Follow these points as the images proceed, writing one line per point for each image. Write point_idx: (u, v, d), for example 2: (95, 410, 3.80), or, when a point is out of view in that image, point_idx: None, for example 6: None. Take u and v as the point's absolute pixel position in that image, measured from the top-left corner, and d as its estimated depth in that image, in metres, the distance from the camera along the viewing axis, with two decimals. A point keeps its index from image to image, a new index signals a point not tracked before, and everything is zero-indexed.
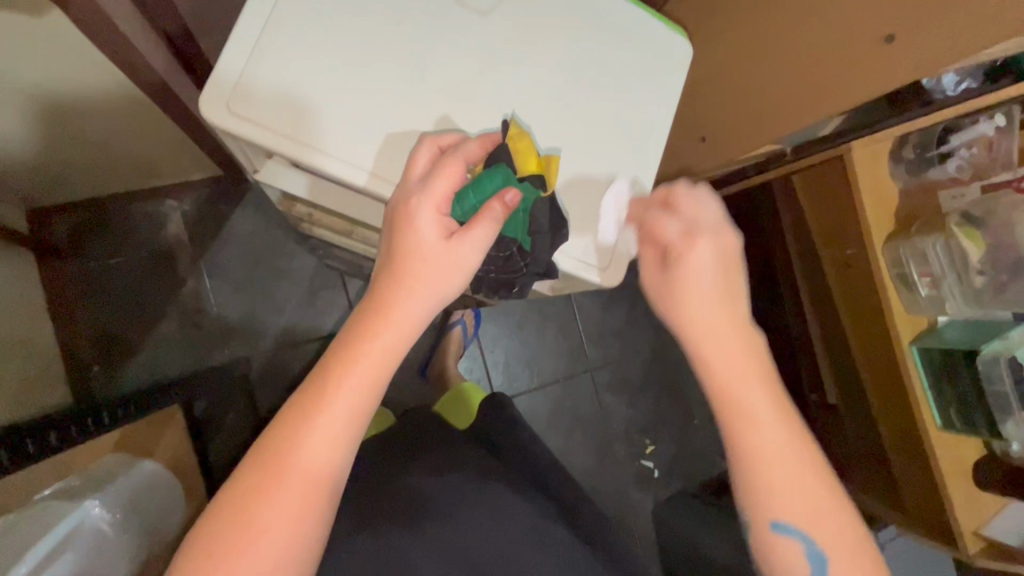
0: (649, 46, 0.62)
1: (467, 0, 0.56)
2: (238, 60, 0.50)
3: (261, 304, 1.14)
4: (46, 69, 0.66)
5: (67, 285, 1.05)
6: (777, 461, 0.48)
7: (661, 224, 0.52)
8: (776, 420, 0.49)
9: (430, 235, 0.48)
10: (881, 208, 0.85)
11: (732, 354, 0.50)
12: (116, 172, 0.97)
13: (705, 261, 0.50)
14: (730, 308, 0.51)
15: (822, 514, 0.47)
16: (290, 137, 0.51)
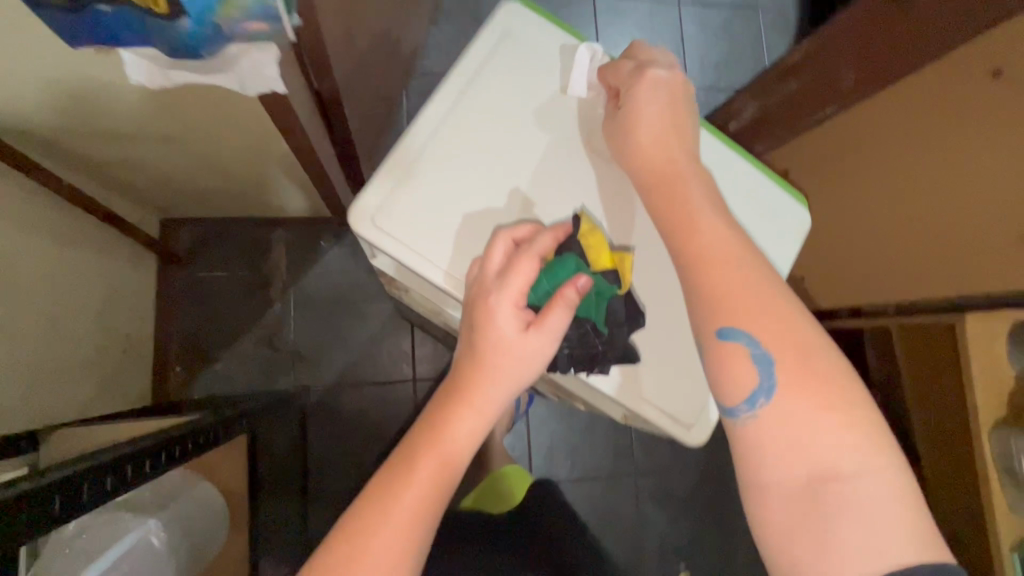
0: (762, 208, 0.65)
1: (596, 147, 0.61)
2: (383, 185, 0.58)
3: (333, 339, 1.20)
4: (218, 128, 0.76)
5: (175, 288, 1.16)
6: (724, 259, 0.48)
7: (618, 68, 0.58)
8: (720, 221, 0.50)
9: (509, 326, 0.49)
10: (994, 395, 0.78)
11: (688, 179, 0.52)
12: (240, 202, 1.07)
13: (654, 93, 0.55)
14: (676, 135, 0.54)
15: (765, 312, 0.47)
16: (416, 250, 0.58)
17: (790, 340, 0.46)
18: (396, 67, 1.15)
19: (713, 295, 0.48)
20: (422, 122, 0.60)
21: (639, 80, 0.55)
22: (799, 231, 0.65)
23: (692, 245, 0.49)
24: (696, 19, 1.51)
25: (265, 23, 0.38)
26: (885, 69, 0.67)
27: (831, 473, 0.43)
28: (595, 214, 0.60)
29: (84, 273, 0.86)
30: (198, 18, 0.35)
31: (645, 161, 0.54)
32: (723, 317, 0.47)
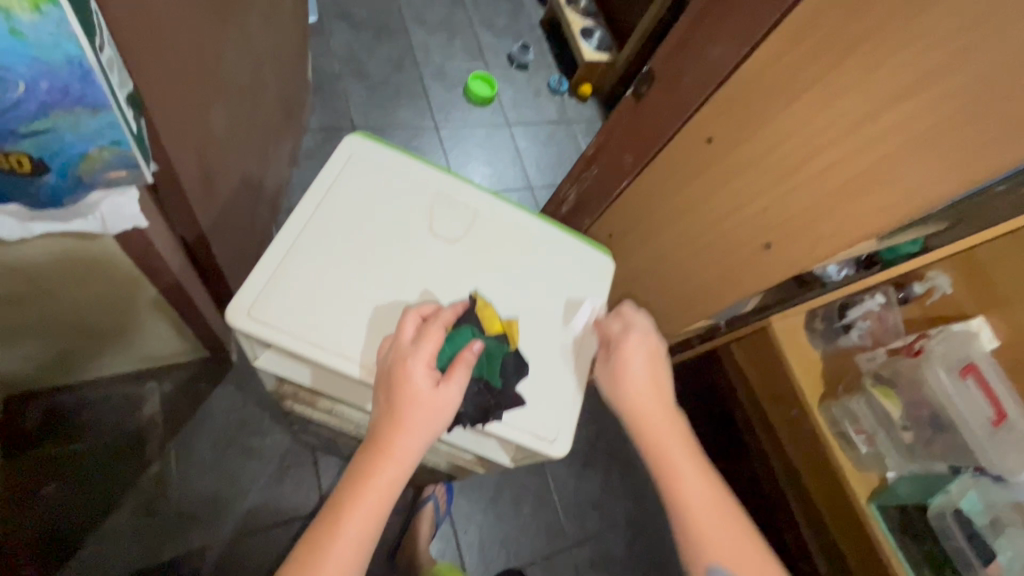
0: (585, 259, 0.70)
1: (441, 230, 0.64)
2: (260, 279, 0.56)
3: (227, 486, 1.11)
4: (78, 291, 0.75)
5: (27, 474, 1.03)
6: (705, 501, 0.58)
7: (606, 325, 0.66)
8: (701, 476, 0.59)
9: (424, 385, 0.52)
10: (811, 376, 0.97)
11: (663, 429, 0.61)
12: (108, 360, 1.02)
13: (639, 355, 0.63)
14: (661, 395, 0.63)
15: (735, 547, 0.56)
16: (296, 334, 0.55)
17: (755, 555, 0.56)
18: (262, 206, 1.23)
19: (697, 531, 0.57)
20: (291, 219, 0.60)
21: (625, 342, 0.63)
22: (605, 269, 0.71)
23: (680, 495, 0.58)
24: (525, 135, 1.82)
25: (127, 173, 0.50)
26: (662, 124, 0.81)
27: (608, 346, 0.64)
28: (387, 245, 0.61)
29: None
30: (60, 171, 0.46)
31: (633, 409, 0.62)
32: (709, 553, 0.56)
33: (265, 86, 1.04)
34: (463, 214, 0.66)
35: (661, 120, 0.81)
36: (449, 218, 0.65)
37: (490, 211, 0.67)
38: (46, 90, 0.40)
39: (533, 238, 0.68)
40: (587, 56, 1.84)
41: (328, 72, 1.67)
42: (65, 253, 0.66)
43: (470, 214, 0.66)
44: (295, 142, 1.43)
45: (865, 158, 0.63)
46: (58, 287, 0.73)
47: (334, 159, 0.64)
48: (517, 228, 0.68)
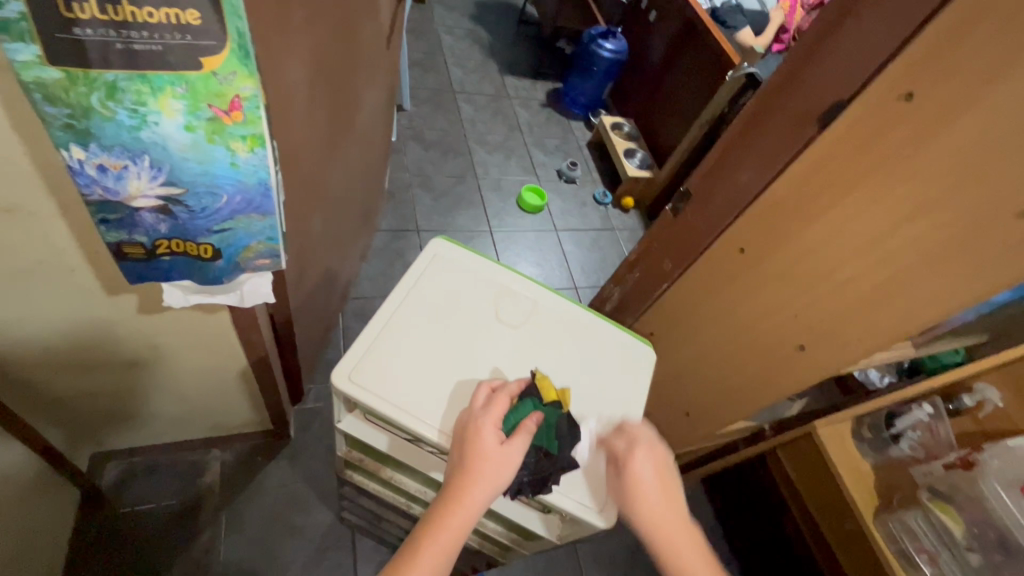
0: (630, 350, 0.76)
1: (506, 318, 0.73)
2: (358, 350, 0.66)
3: (268, 562, 1.14)
4: (186, 360, 0.88)
5: (93, 531, 1.09)
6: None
7: (612, 443, 0.64)
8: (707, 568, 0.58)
9: (491, 442, 0.57)
10: (864, 488, 0.94)
11: (678, 537, 0.58)
12: (186, 425, 1.12)
13: (648, 471, 0.61)
14: (672, 506, 0.60)
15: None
16: (386, 398, 0.63)
17: None
18: (334, 294, 1.38)
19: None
20: (384, 304, 0.70)
21: (634, 456, 0.61)
22: (649, 361, 0.77)
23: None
24: (571, 240, 1.97)
25: (269, 261, 0.55)
26: (702, 236, 0.90)
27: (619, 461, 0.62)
28: (461, 329, 0.70)
29: (6, 516, 0.84)
30: (228, 258, 0.52)
31: (651, 522, 0.59)
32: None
33: (353, 194, 1.24)
34: (525, 305, 0.75)
35: (700, 233, 0.90)
36: (512, 308, 0.74)
37: (546, 305, 0.76)
38: (239, 202, 0.47)
39: (584, 329, 0.76)
40: (631, 173, 2.03)
41: (400, 183, 1.92)
42: (189, 328, 0.79)
43: (530, 306, 0.75)
44: (367, 240, 1.62)
45: (884, 272, 0.70)
46: (172, 356, 0.85)
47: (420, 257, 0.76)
48: (570, 319, 0.76)
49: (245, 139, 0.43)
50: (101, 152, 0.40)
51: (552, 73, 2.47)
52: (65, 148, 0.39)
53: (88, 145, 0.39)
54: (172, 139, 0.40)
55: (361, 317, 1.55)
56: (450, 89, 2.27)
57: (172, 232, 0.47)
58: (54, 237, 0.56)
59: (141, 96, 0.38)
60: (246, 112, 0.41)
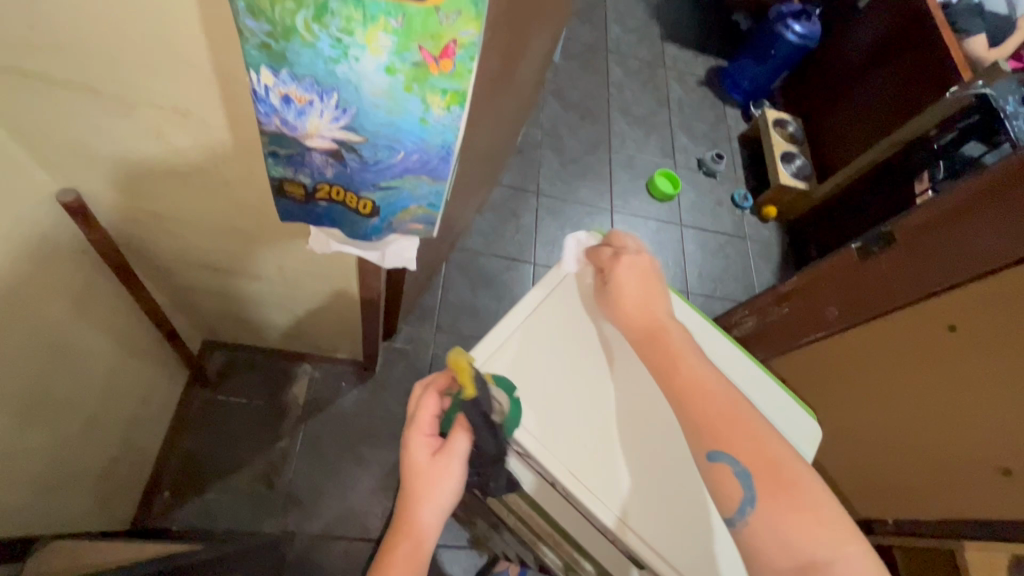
0: (790, 419, 0.64)
1: None
2: (491, 346, 0.64)
3: (331, 483, 1.18)
4: (305, 286, 0.88)
5: (192, 410, 1.18)
6: (718, 398, 0.51)
7: (598, 255, 0.65)
8: (704, 365, 0.55)
9: (421, 453, 0.56)
10: None
11: (671, 333, 0.58)
12: (287, 338, 1.15)
13: (630, 273, 0.62)
14: (654, 305, 0.60)
15: (741, 432, 0.49)
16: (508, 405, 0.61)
17: (764, 449, 0.48)
18: (445, 243, 1.34)
19: (700, 421, 0.50)
20: (524, 304, 0.67)
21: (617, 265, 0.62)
22: (813, 440, 0.64)
23: (687, 385, 0.53)
24: (695, 240, 1.79)
25: (422, 227, 0.49)
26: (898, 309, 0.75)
27: (603, 267, 0.64)
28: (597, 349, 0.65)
29: (126, 384, 0.91)
30: (384, 218, 0.46)
31: (633, 324, 0.59)
32: (713, 435, 0.49)
33: (490, 147, 1.17)
34: None
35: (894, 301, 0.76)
36: None
37: (701, 341, 0.66)
38: (414, 162, 0.40)
39: (733, 369, 0.65)
40: (783, 180, 1.79)
41: (531, 140, 1.82)
42: (316, 258, 0.77)
43: None
44: (487, 194, 1.56)
45: None
46: (291, 278, 0.85)
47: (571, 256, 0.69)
48: (723, 365, 0.66)
49: (443, 94, 0.36)
50: (291, 80, 0.35)
51: (720, 49, 2.20)
52: (256, 70, 0.35)
53: (280, 71, 0.34)
54: (369, 81, 0.34)
55: (462, 271, 1.52)
56: (603, 48, 2.09)
57: (337, 179, 0.42)
58: (217, 148, 0.54)
59: (350, 23, 0.32)
60: (457, 62, 0.34)
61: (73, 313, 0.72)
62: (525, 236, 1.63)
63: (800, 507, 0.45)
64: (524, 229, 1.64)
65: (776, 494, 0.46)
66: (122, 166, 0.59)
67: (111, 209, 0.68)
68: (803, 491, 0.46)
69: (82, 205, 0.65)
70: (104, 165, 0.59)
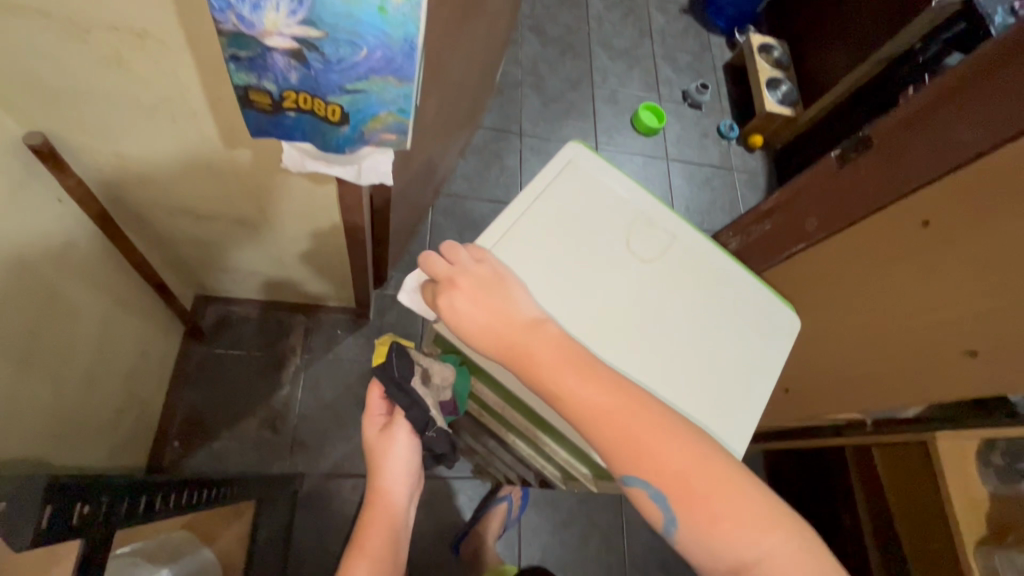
0: (769, 313, 0.62)
1: (634, 248, 0.60)
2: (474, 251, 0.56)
3: (335, 426, 1.22)
4: (289, 229, 0.88)
5: (192, 364, 1.20)
6: (601, 418, 0.47)
7: (429, 288, 0.53)
8: (592, 373, 0.49)
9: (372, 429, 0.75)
10: (972, 511, 0.83)
11: (542, 345, 0.49)
12: (278, 287, 1.16)
13: (470, 303, 0.50)
14: (510, 322, 0.50)
15: (645, 454, 0.46)
16: None
17: (671, 462, 0.46)
18: (430, 186, 1.33)
19: (605, 451, 0.47)
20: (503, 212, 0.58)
21: (453, 300, 0.50)
22: (790, 328, 0.62)
23: (578, 415, 0.47)
24: (681, 173, 1.78)
25: (394, 138, 0.49)
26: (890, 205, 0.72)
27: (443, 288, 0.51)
28: (585, 252, 0.58)
29: (122, 337, 0.92)
30: (354, 126, 0.46)
31: (496, 346, 0.50)
32: (623, 465, 0.46)
33: (468, 82, 1.14)
34: (659, 238, 0.61)
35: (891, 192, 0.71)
36: (643, 238, 0.61)
37: (684, 242, 0.62)
38: (378, 59, 0.40)
39: (716, 273, 0.62)
40: (768, 107, 1.77)
41: (511, 78, 1.77)
42: (297, 196, 0.77)
43: (665, 239, 0.61)
44: (469, 137, 1.53)
45: None
46: (274, 220, 0.85)
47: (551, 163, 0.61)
48: (705, 262, 0.62)
49: None
50: None
51: None
52: None
53: None
54: None
55: (449, 216, 1.52)
56: None
57: (302, 83, 0.42)
58: (181, 74, 0.53)
59: None
60: None
61: (57, 264, 0.73)
62: (510, 178, 1.62)
63: (712, 513, 0.45)
64: (508, 171, 1.63)
65: (691, 507, 0.45)
66: (86, 102, 0.58)
67: (83, 153, 0.67)
68: (714, 495, 0.45)
69: (51, 147, 0.63)
70: (66, 102, 0.58)
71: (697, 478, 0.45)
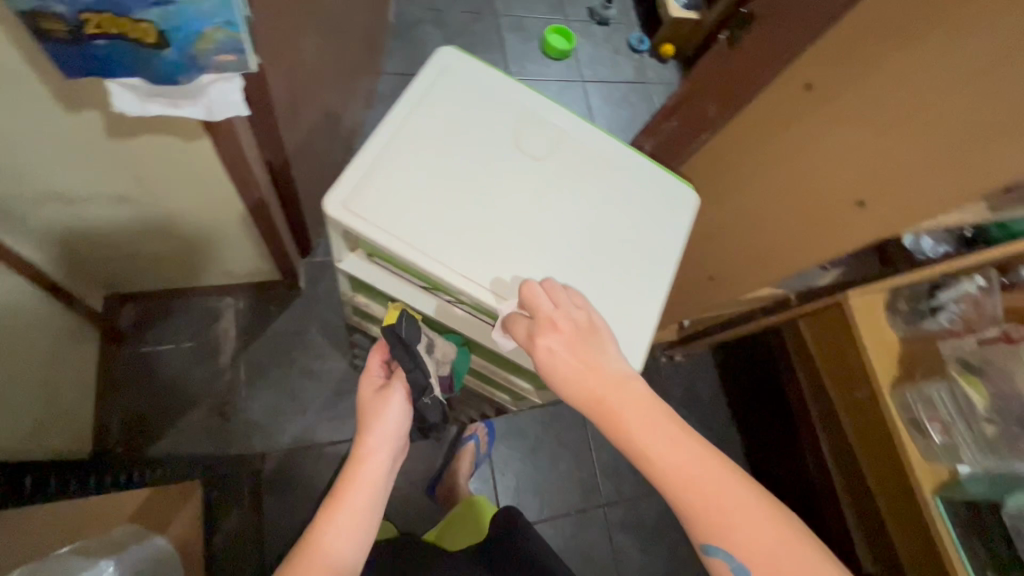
0: (665, 188, 0.65)
1: (523, 146, 0.61)
2: (355, 176, 0.56)
3: (287, 402, 1.19)
4: (178, 201, 0.82)
5: (119, 366, 1.14)
6: (691, 488, 0.45)
7: (516, 329, 0.53)
8: (674, 435, 0.46)
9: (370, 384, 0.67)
10: (885, 358, 0.90)
11: (628, 404, 0.47)
12: (192, 271, 1.10)
13: (563, 353, 0.49)
14: (598, 377, 0.48)
15: (733, 523, 0.44)
16: (381, 227, 0.55)
17: (754, 531, 0.44)
18: (337, 143, 1.26)
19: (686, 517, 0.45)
20: (380, 134, 0.58)
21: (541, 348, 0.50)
22: (686, 200, 0.66)
23: (659, 478, 0.46)
24: (598, 94, 1.76)
25: (233, 59, 0.47)
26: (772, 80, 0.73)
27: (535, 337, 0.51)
28: (473, 159, 0.59)
29: (23, 350, 0.86)
30: (179, 47, 0.45)
31: (577, 396, 0.48)
32: (705, 534, 0.44)
33: (352, 21, 1.06)
34: (547, 133, 0.63)
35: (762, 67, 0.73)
36: (531, 136, 0.62)
37: (573, 135, 0.64)
38: None
39: (609, 160, 0.64)
40: (674, 14, 1.73)
41: (408, 18, 1.67)
42: (173, 160, 0.71)
43: (553, 133, 0.63)
44: (372, 85, 1.45)
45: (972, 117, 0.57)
46: (158, 193, 0.79)
47: (426, 77, 0.62)
48: (596, 149, 0.64)
49: None
50: None
51: None
52: None
53: None
54: None
55: None
56: None
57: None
58: None
59: None
60: None
61: None
62: None
63: None
64: None
65: None
66: None
67: None
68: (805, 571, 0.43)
69: None
70: None
71: (789, 569, 0.43)
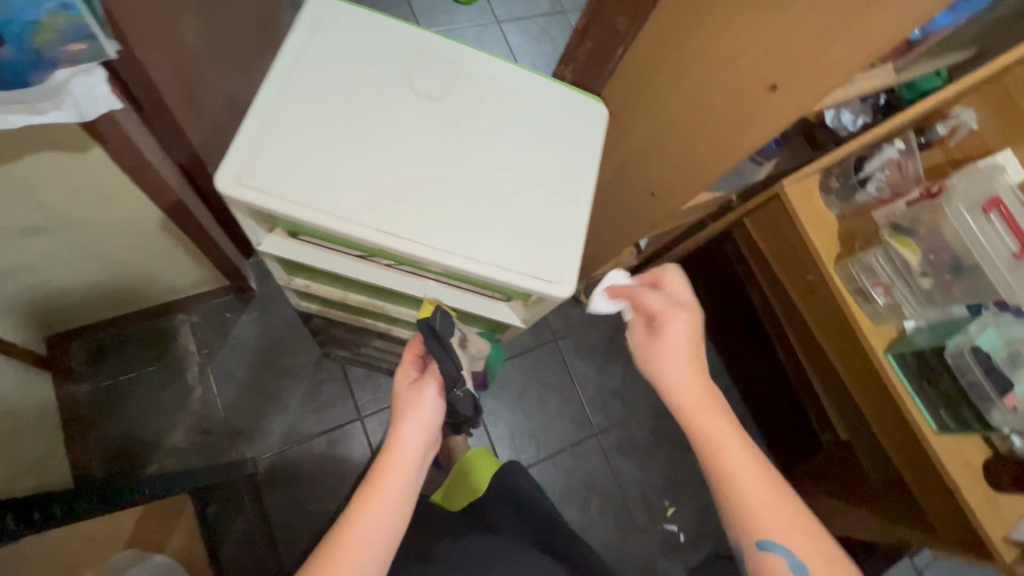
0: (574, 107, 0.67)
1: (421, 90, 0.61)
2: (243, 149, 0.54)
3: (266, 404, 1.18)
4: (90, 221, 0.77)
5: (81, 405, 1.10)
6: (750, 484, 0.55)
7: (645, 301, 0.62)
8: (740, 445, 0.57)
9: (405, 377, 0.65)
10: (825, 237, 0.94)
11: (713, 415, 0.58)
12: (131, 294, 1.06)
13: (683, 335, 0.59)
14: (700, 379, 0.59)
15: (781, 522, 0.54)
16: (282, 197, 0.53)
17: (794, 526, 0.54)
18: None
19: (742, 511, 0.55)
20: (263, 101, 0.56)
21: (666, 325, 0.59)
22: (596, 115, 0.68)
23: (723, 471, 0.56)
24: (516, 32, 1.70)
25: (82, 46, 0.47)
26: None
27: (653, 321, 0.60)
28: (371, 110, 0.59)
29: None
30: (19, 43, 0.43)
31: (674, 385, 0.59)
32: (761, 527, 0.54)
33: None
34: (445, 72, 0.63)
35: None
36: (427, 78, 0.62)
37: (472, 70, 0.64)
38: None
39: (512, 88, 0.65)
40: None
41: None
42: (69, 177, 0.66)
43: (450, 71, 0.63)
44: None
45: None
46: (65, 216, 0.74)
47: (302, 33, 0.59)
48: (498, 80, 0.64)
49: None
50: None
51: None
52: None
53: None
54: None
55: None
56: None
57: None
58: None
59: None
60: None
61: None
62: None
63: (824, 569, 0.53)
64: None
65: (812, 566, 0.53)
66: None
67: None
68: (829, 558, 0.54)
69: None
70: None
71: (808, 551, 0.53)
